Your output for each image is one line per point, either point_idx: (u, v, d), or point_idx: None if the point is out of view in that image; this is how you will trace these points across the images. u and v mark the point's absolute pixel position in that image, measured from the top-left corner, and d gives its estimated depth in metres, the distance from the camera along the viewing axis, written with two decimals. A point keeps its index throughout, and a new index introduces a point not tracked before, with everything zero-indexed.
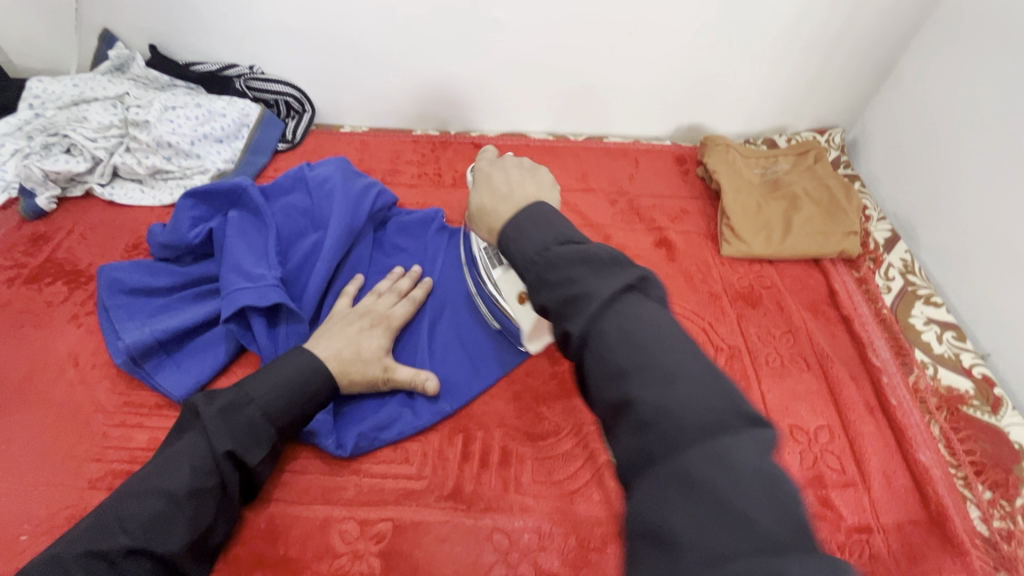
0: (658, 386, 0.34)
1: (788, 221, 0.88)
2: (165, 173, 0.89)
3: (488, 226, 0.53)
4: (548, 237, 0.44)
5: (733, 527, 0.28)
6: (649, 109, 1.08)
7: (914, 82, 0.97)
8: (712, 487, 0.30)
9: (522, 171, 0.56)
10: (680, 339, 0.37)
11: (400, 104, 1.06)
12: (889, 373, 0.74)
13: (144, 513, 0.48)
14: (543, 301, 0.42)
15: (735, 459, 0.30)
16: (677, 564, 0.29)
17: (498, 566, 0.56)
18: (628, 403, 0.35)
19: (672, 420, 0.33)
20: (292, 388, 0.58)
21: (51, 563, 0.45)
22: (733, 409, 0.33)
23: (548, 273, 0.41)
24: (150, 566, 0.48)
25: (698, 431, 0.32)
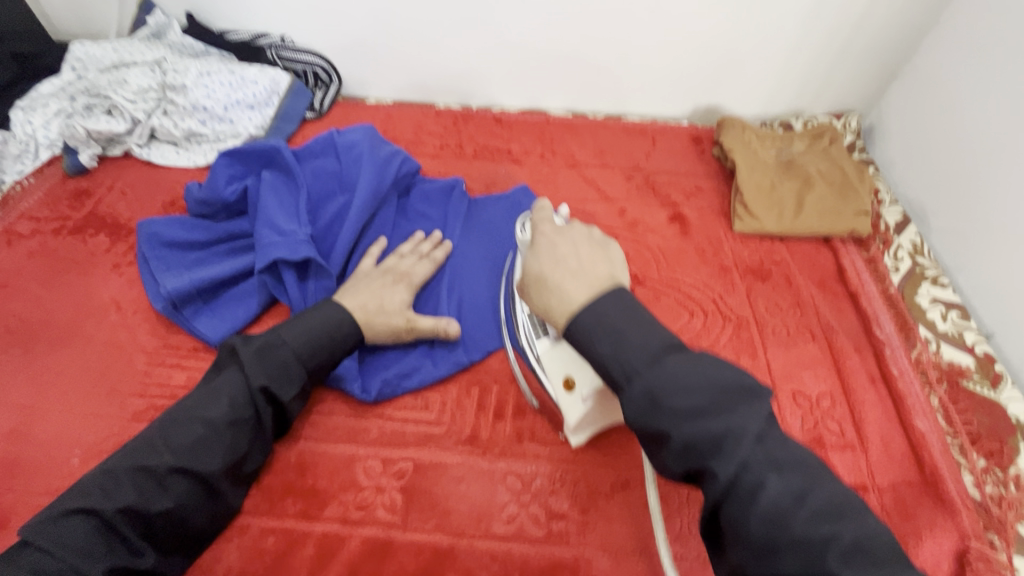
0: (724, 436, 0.41)
1: (800, 200, 0.90)
2: (199, 136, 0.93)
3: (548, 303, 0.53)
4: (647, 343, 0.46)
5: (778, 476, 0.40)
6: (668, 89, 1.10)
7: (932, 67, 0.97)
8: (711, 424, 0.42)
9: (590, 242, 0.58)
10: (676, 343, 0.47)
11: (425, 78, 1.09)
12: (892, 347, 0.76)
13: (186, 435, 0.52)
14: (605, 365, 0.47)
15: (726, 407, 0.42)
16: (732, 494, 0.40)
17: (512, 505, 0.59)
18: (725, 475, 0.40)
19: (665, 391, 0.43)
20: (322, 334, 0.61)
21: (104, 476, 0.49)
22: (706, 361, 0.45)
23: (603, 338, 0.48)
24: (192, 484, 0.52)
25: (706, 397, 0.42)
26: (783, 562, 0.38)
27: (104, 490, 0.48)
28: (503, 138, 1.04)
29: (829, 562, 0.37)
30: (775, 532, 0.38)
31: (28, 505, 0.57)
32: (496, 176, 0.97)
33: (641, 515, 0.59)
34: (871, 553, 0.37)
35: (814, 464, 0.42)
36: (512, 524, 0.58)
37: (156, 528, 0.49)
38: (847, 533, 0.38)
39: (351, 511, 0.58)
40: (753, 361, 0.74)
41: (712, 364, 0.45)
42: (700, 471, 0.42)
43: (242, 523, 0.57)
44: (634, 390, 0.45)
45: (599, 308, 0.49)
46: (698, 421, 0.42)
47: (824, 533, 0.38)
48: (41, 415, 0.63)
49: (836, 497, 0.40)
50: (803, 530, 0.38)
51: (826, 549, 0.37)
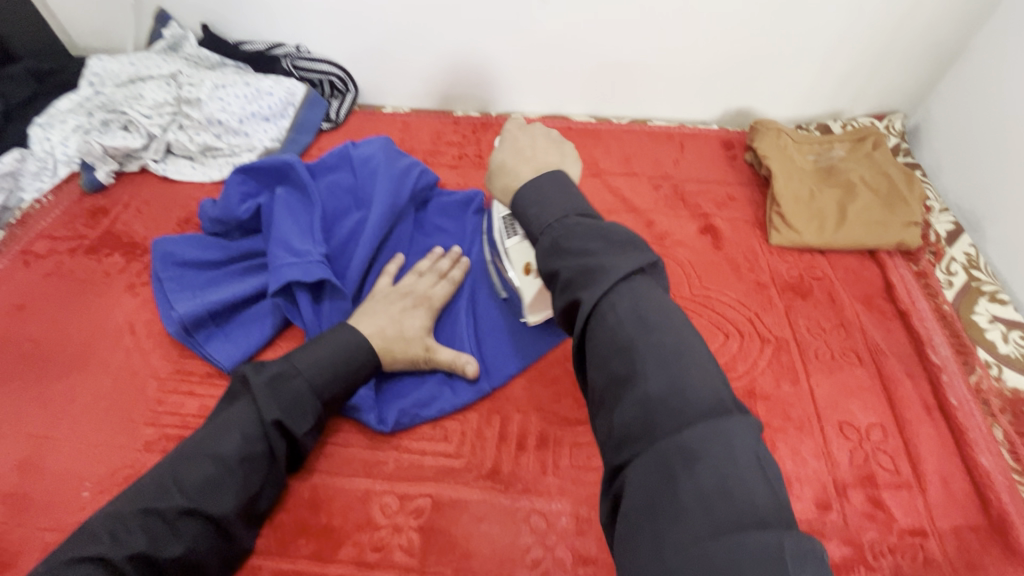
0: (598, 270, 0.40)
1: (843, 210, 0.84)
2: (214, 150, 0.92)
3: (504, 184, 0.53)
4: (564, 203, 0.45)
5: (679, 404, 0.34)
6: (697, 91, 1.04)
7: (986, 64, 0.90)
8: (632, 331, 0.37)
9: (549, 140, 0.57)
10: (630, 242, 0.42)
11: (443, 85, 1.06)
12: (949, 373, 0.70)
13: (196, 474, 0.50)
14: (530, 229, 0.46)
15: (670, 334, 0.37)
16: (623, 401, 0.36)
17: (536, 548, 0.56)
18: (589, 300, 0.39)
19: (604, 279, 0.39)
20: (338, 363, 0.59)
21: (112, 519, 0.47)
22: (660, 293, 0.40)
23: (532, 200, 0.46)
24: (204, 527, 0.49)
25: (630, 299, 0.38)
26: (641, 460, 0.34)
27: (113, 536, 0.45)
28: None
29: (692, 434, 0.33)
30: (672, 447, 0.33)
31: (40, 540, 0.56)
32: None
33: None
34: (740, 457, 0.32)
35: (694, 342, 0.38)
36: (536, 569, 0.54)
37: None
38: (738, 436, 0.33)
39: (367, 553, 0.55)
40: (795, 388, 0.68)
41: (657, 301, 0.39)
42: (576, 305, 0.40)
43: (254, 563, 0.54)
44: (544, 240, 0.44)
45: (537, 186, 0.46)
46: (587, 265, 0.40)
47: (681, 417, 0.33)
48: (54, 444, 0.62)
49: (724, 405, 0.34)
50: (687, 434, 0.33)
51: (681, 415, 0.34)
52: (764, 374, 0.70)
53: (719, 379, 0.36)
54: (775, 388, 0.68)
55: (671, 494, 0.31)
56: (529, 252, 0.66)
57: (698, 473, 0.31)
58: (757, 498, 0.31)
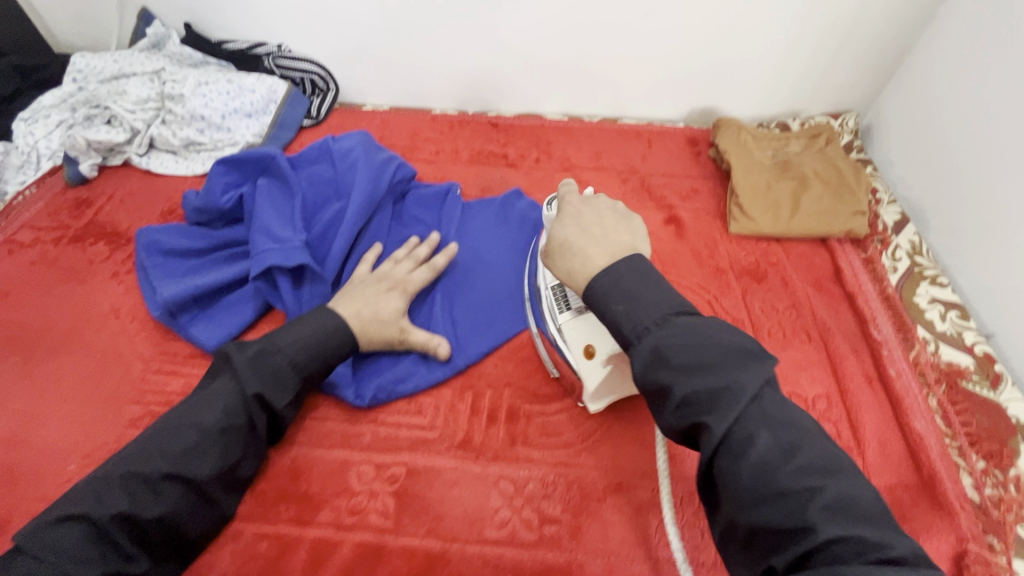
0: (721, 389, 0.43)
1: (796, 201, 0.89)
2: (197, 144, 0.94)
3: (571, 267, 0.55)
4: (658, 302, 0.49)
5: (829, 516, 0.38)
6: (664, 91, 1.10)
7: (930, 65, 0.96)
8: (773, 462, 0.41)
9: (614, 215, 0.59)
10: (754, 351, 0.45)
11: (421, 83, 1.10)
12: (889, 348, 0.76)
13: (179, 442, 0.53)
14: (621, 327, 0.49)
15: (799, 452, 0.41)
16: (782, 548, 0.39)
17: (504, 509, 0.59)
18: (719, 427, 0.42)
19: (731, 405, 0.42)
20: (316, 341, 0.62)
21: (97, 482, 0.49)
22: (788, 407, 0.44)
23: (618, 296, 0.50)
24: (185, 491, 0.52)
25: (768, 429, 0.42)
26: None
27: (98, 497, 0.48)
28: (499, 142, 1.04)
29: (843, 553, 0.37)
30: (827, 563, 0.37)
31: (27, 510, 0.58)
32: (491, 180, 0.98)
33: (635, 518, 0.59)
34: None
35: (829, 446, 0.42)
36: (504, 529, 0.58)
37: (149, 534, 0.50)
38: (901, 546, 0.37)
39: (344, 516, 0.58)
40: None
41: (777, 403, 0.43)
42: (696, 426, 0.44)
43: (236, 528, 0.57)
44: (643, 347, 0.47)
45: (615, 272, 0.51)
46: (710, 387, 0.43)
47: (807, 484, 0.39)
48: (39, 422, 0.64)
49: (858, 502, 0.39)
50: (852, 567, 0.36)
51: (810, 499, 0.39)
52: None
53: (830, 453, 0.42)
54: None
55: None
56: (588, 333, 0.63)
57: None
58: None
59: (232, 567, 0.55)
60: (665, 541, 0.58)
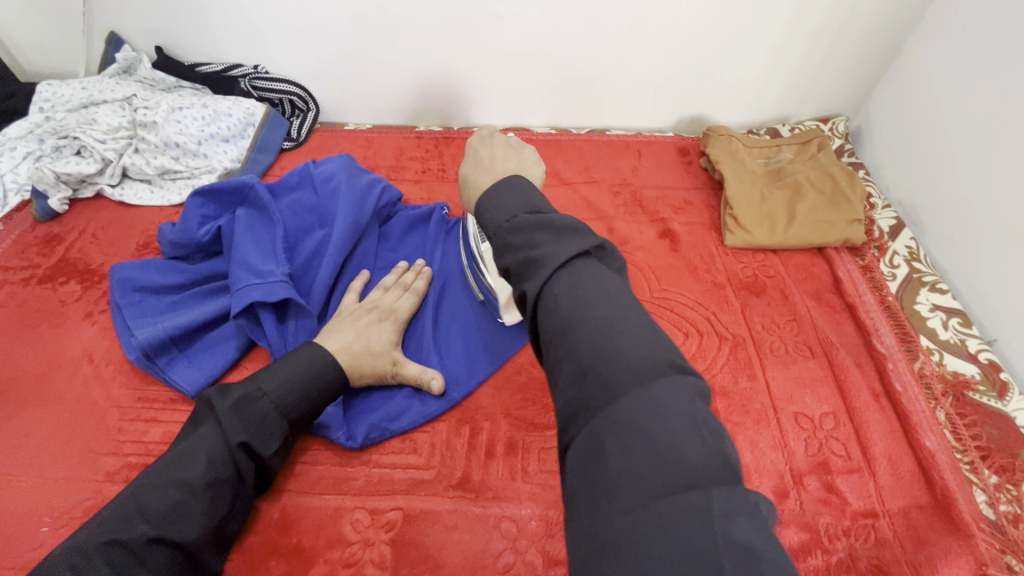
0: (537, 260, 0.43)
1: (792, 210, 0.88)
2: (173, 173, 0.91)
3: (472, 196, 0.60)
4: (517, 204, 0.48)
5: (625, 376, 0.36)
6: (652, 101, 1.08)
7: (919, 65, 0.95)
8: (577, 317, 0.39)
9: (504, 146, 0.64)
10: (583, 231, 0.45)
11: (404, 100, 1.07)
12: (894, 360, 0.74)
13: (161, 501, 0.49)
14: (486, 227, 0.49)
15: (567, 277, 0.41)
16: (570, 396, 0.38)
17: (507, 553, 0.57)
18: (531, 291, 0.42)
19: (545, 271, 0.42)
20: (305, 381, 0.59)
21: (71, 554, 0.45)
22: (608, 279, 0.42)
23: (489, 206, 0.49)
24: (171, 555, 0.48)
25: (576, 296, 0.40)
26: (581, 437, 0.36)
27: (76, 570, 0.44)
28: None
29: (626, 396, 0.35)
30: (622, 432, 0.34)
31: None
32: None
33: None
34: (681, 447, 0.33)
35: (637, 315, 0.40)
36: (507, 575, 0.55)
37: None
38: (670, 399, 0.34)
39: (338, 570, 0.55)
40: (752, 382, 0.71)
41: (593, 274, 0.42)
42: (523, 297, 0.44)
43: None
44: (500, 240, 0.47)
45: (497, 192, 0.49)
46: (529, 257, 0.43)
47: (603, 355, 0.37)
48: (8, 480, 0.60)
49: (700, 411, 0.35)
50: (624, 406, 0.34)
51: (600, 364, 0.37)
52: (723, 370, 0.73)
53: (670, 357, 0.38)
54: (733, 383, 0.71)
55: (617, 463, 0.33)
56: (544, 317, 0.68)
57: (630, 444, 0.33)
58: (733, 527, 0.30)
59: None
60: None
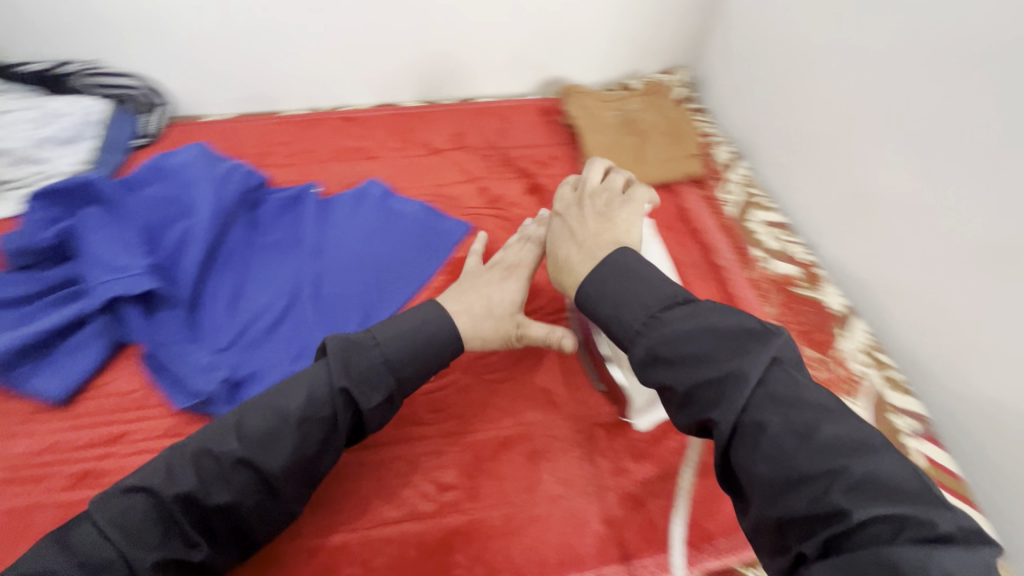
0: (722, 378, 0.43)
1: (640, 153, 0.97)
2: (6, 181, 0.84)
3: (563, 281, 0.61)
4: (645, 297, 0.51)
5: (847, 490, 0.36)
6: (512, 67, 1.14)
7: (733, 15, 1.08)
8: (792, 449, 0.39)
9: (595, 216, 0.63)
10: (751, 330, 0.45)
11: (263, 85, 1.05)
12: (731, 270, 0.86)
13: (259, 424, 0.50)
14: (614, 325, 0.52)
15: (818, 433, 0.39)
16: (811, 531, 0.37)
17: (401, 488, 0.61)
18: (725, 421, 0.42)
19: (738, 393, 0.42)
20: (416, 335, 0.57)
21: (173, 454, 0.49)
22: (802, 385, 0.42)
23: (604, 303, 0.53)
24: (255, 479, 0.49)
25: (779, 412, 0.40)
26: (830, 561, 0.35)
27: (167, 471, 0.48)
28: (357, 136, 1.03)
29: (873, 513, 0.35)
30: (879, 558, 0.34)
31: None
32: (354, 174, 0.96)
33: (527, 467, 0.63)
34: (942, 562, 0.33)
35: (837, 407, 0.41)
36: (403, 507, 0.60)
37: (172, 546, 0.46)
38: (893, 471, 0.37)
39: None
40: None
41: (784, 375, 0.42)
42: (707, 422, 0.44)
43: None
44: (639, 347, 0.49)
45: (598, 276, 0.54)
46: (699, 377, 0.44)
47: (828, 467, 0.37)
48: None
49: (919, 479, 0.37)
50: (894, 552, 0.33)
51: (835, 481, 0.37)
52: None
53: (859, 435, 0.39)
54: None
55: None
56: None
57: None
58: (949, 563, 0.33)
59: None
60: (557, 479, 0.63)
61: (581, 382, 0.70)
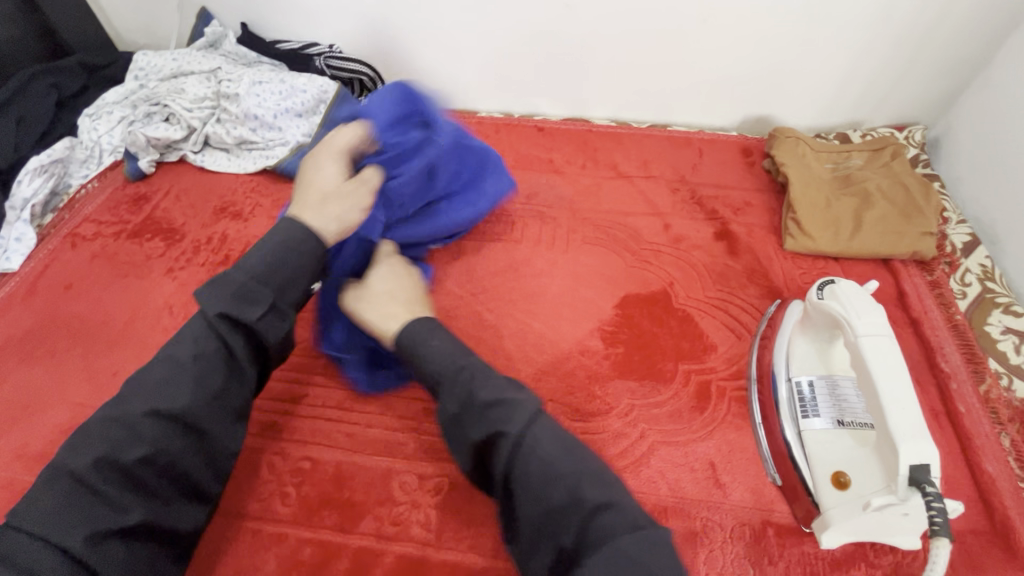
0: (505, 402, 0.50)
1: (859, 218, 0.85)
2: (250, 143, 0.96)
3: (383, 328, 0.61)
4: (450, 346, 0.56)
5: (594, 489, 0.46)
6: (717, 99, 1.06)
7: (1010, 76, 0.90)
8: (564, 465, 0.47)
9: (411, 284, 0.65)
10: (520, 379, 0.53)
11: (468, 85, 1.09)
12: (959, 381, 0.71)
13: (157, 377, 0.51)
14: (431, 361, 0.55)
15: (575, 447, 0.49)
16: (568, 525, 0.45)
17: None
18: (513, 433, 0.48)
19: (521, 416, 0.49)
20: (290, 250, 0.57)
21: (77, 434, 0.49)
22: (556, 438, 0.49)
23: (432, 336, 0.57)
24: (168, 427, 0.50)
25: (549, 433, 0.49)
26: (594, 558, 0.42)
27: (74, 448, 0.47)
28: (545, 148, 1.03)
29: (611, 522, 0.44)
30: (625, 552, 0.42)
31: None
32: (538, 186, 0.96)
33: (682, 549, 0.57)
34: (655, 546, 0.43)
35: (588, 456, 0.49)
36: None
37: (144, 481, 0.48)
38: (646, 531, 0.43)
39: (386, 526, 0.58)
40: None
41: (548, 416, 0.51)
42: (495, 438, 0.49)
43: (281, 532, 0.58)
44: (459, 378, 0.53)
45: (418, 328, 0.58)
46: (501, 402, 0.50)
47: (593, 475, 0.47)
48: None
49: (635, 515, 0.45)
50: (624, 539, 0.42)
51: (582, 482, 0.46)
52: None
53: (600, 471, 0.48)
54: None
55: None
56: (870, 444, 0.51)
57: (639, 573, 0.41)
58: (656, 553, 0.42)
59: (277, 569, 0.56)
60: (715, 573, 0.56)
61: (755, 468, 0.63)
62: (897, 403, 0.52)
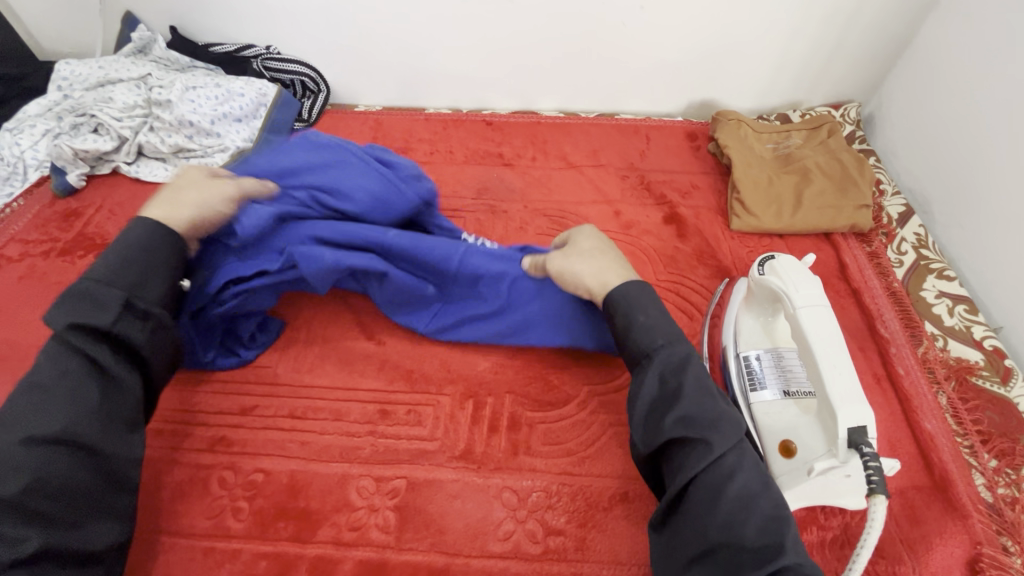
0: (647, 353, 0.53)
1: (799, 195, 0.88)
2: (187, 151, 0.92)
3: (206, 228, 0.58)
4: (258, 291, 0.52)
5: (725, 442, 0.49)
6: (661, 86, 1.08)
7: (933, 53, 0.94)
8: (706, 415, 0.49)
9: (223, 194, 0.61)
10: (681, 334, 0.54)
11: (413, 82, 1.07)
12: (897, 345, 0.75)
13: (25, 403, 0.47)
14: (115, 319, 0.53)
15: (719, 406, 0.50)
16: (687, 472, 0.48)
17: (507, 521, 0.58)
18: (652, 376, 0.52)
19: (661, 363, 0.52)
20: (143, 262, 0.54)
21: None
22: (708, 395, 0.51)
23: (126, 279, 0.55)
24: (50, 451, 0.46)
25: (691, 383, 0.51)
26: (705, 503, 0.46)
27: None
28: (495, 141, 1.02)
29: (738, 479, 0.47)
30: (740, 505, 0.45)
31: None
32: (488, 180, 0.95)
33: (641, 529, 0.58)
34: (764, 505, 0.46)
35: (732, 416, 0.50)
36: (508, 542, 0.57)
37: (35, 503, 0.44)
38: (759, 493, 0.47)
39: (344, 533, 0.57)
40: None
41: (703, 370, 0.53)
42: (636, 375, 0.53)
43: (235, 547, 0.56)
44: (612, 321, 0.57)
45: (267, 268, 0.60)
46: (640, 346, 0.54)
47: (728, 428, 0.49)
48: None
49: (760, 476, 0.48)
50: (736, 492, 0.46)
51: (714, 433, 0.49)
52: None
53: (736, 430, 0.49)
54: None
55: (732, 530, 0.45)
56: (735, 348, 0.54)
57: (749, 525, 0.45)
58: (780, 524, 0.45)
59: None
60: None
61: None
62: (836, 370, 0.55)
